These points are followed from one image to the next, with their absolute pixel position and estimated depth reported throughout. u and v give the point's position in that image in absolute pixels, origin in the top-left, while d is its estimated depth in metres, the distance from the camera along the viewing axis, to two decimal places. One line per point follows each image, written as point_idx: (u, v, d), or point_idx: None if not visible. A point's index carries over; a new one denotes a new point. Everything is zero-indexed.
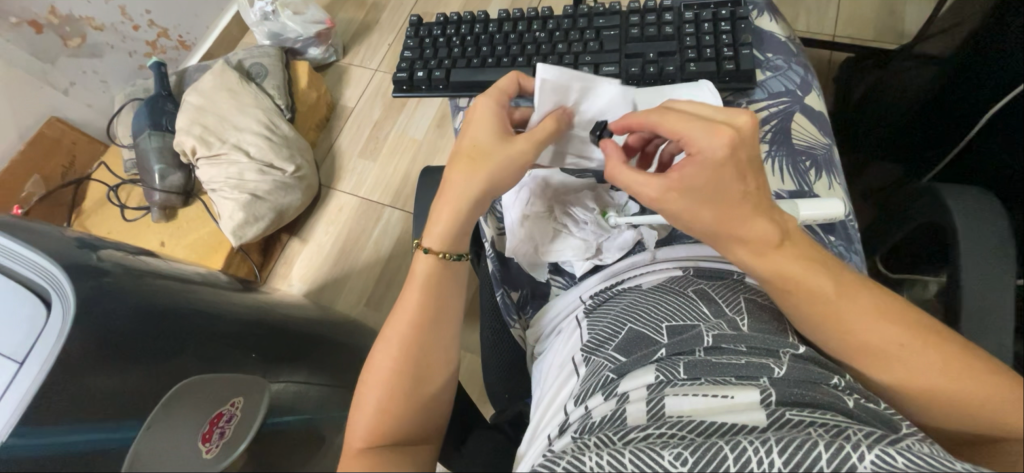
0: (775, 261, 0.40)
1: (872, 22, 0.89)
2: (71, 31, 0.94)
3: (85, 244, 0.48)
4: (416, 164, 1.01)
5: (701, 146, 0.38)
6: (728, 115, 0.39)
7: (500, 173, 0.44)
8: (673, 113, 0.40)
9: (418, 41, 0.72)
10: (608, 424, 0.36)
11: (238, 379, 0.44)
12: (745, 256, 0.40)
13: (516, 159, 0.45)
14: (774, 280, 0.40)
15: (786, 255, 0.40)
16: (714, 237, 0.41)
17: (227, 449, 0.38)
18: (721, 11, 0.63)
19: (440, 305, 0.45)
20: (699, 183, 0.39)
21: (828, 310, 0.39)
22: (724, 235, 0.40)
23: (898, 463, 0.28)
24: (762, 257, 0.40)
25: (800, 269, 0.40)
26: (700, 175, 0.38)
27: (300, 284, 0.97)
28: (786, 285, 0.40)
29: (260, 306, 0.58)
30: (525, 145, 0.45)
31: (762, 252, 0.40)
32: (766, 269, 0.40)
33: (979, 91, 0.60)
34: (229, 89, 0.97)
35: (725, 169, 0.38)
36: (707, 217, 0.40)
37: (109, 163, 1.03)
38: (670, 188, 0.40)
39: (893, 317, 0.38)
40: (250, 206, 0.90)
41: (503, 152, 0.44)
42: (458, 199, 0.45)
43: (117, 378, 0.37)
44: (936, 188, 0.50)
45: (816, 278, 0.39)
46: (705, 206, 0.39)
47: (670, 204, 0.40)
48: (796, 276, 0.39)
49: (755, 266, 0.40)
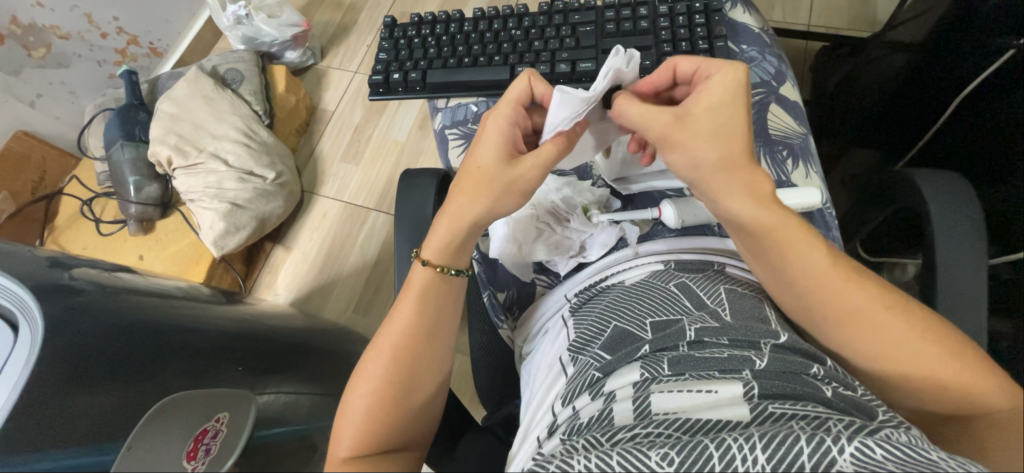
0: (771, 215, 0.39)
1: (847, 10, 0.90)
2: (36, 41, 0.91)
3: (58, 263, 0.47)
4: (400, 166, 0.99)
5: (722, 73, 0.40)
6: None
7: (502, 198, 0.43)
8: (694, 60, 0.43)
9: (393, 42, 0.71)
10: (595, 424, 0.35)
11: (219, 393, 0.42)
12: (744, 207, 0.39)
13: (519, 184, 0.43)
14: (768, 238, 0.39)
15: (780, 210, 0.39)
16: (712, 181, 0.39)
17: (216, 464, 0.35)
18: (695, 4, 0.62)
19: (421, 309, 0.43)
20: (714, 106, 0.38)
21: (817, 283, 0.38)
22: (724, 180, 0.39)
23: (876, 455, 0.28)
24: (762, 209, 0.39)
25: (792, 229, 0.39)
26: (720, 95, 0.38)
27: (286, 293, 0.95)
28: (772, 241, 0.39)
29: (244, 317, 0.57)
30: (531, 172, 0.43)
31: (761, 204, 0.39)
32: (760, 222, 0.39)
33: (949, 75, 0.60)
34: (203, 96, 0.95)
35: (739, 93, 0.39)
36: (711, 147, 0.38)
37: (82, 176, 1.00)
38: (679, 117, 0.39)
39: (880, 294, 0.37)
40: (230, 215, 0.88)
41: (507, 178, 0.42)
42: (460, 216, 0.44)
43: (91, 400, 0.36)
44: (911, 174, 0.50)
45: (807, 241, 0.39)
46: (715, 134, 0.38)
47: (682, 134, 0.39)
48: (779, 232, 0.39)
49: (748, 218, 0.39)
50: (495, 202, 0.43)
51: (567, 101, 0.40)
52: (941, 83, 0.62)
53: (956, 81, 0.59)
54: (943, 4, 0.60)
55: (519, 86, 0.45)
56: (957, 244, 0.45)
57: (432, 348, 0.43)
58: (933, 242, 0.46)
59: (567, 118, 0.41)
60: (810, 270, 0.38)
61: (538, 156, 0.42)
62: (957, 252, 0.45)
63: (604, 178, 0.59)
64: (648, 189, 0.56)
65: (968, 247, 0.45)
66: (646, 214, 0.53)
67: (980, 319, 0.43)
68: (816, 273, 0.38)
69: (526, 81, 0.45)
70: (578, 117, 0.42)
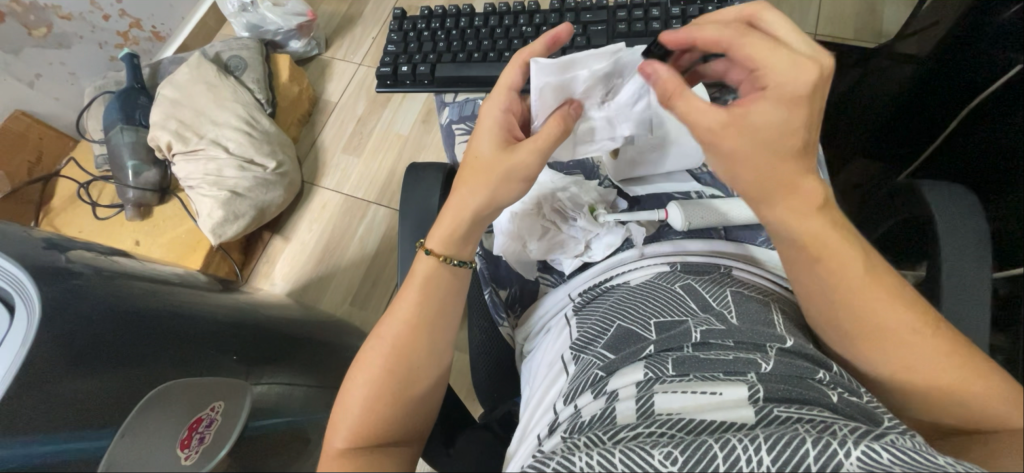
0: (815, 223, 0.38)
1: (853, 20, 0.90)
2: (37, 20, 0.89)
3: (54, 245, 0.46)
4: (402, 160, 0.99)
5: (785, 80, 0.35)
6: (812, 47, 0.36)
7: (504, 186, 0.42)
8: (751, 37, 0.36)
9: (402, 35, 0.70)
10: (597, 423, 0.35)
11: (207, 382, 0.40)
12: (785, 212, 0.38)
13: (518, 170, 0.42)
14: (804, 239, 0.38)
15: (823, 220, 0.38)
16: (759, 192, 0.38)
17: (206, 457, 0.35)
18: (708, 7, 0.62)
19: (424, 302, 0.43)
20: (768, 121, 0.36)
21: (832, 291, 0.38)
22: (768, 190, 0.38)
23: (883, 459, 0.28)
24: (803, 218, 0.38)
25: (829, 234, 0.38)
26: (777, 112, 0.35)
27: (282, 283, 0.94)
28: (813, 247, 0.38)
29: (241, 307, 0.56)
30: (527, 158, 0.41)
31: (808, 211, 0.38)
32: (801, 229, 0.38)
33: (957, 85, 0.60)
34: (206, 82, 0.94)
35: (801, 110, 0.35)
36: (761, 166, 0.37)
37: (79, 159, 0.99)
38: (729, 123, 0.36)
39: (902, 302, 0.37)
40: (229, 203, 0.87)
41: (503, 167, 0.41)
42: (461, 206, 0.43)
43: (86, 382, 0.35)
44: (916, 184, 0.50)
45: (849, 249, 0.38)
46: (768, 150, 0.36)
47: (724, 144, 0.37)
48: (825, 239, 0.38)
49: (793, 227, 0.38)
50: (494, 190, 0.42)
51: (546, 70, 0.41)
52: (947, 95, 0.62)
53: (962, 96, 0.60)
54: (952, 17, 0.60)
55: (510, 71, 0.43)
56: (961, 255, 0.45)
57: (434, 341, 0.42)
58: (938, 252, 0.46)
59: (553, 87, 0.42)
60: (826, 281, 0.38)
61: (536, 140, 0.41)
62: (961, 263, 0.45)
63: (611, 178, 0.59)
64: (654, 192, 0.57)
65: (972, 258, 0.45)
66: (651, 214, 0.53)
67: (983, 329, 0.44)
68: (839, 286, 0.38)
69: (522, 63, 0.43)
70: (561, 88, 0.42)
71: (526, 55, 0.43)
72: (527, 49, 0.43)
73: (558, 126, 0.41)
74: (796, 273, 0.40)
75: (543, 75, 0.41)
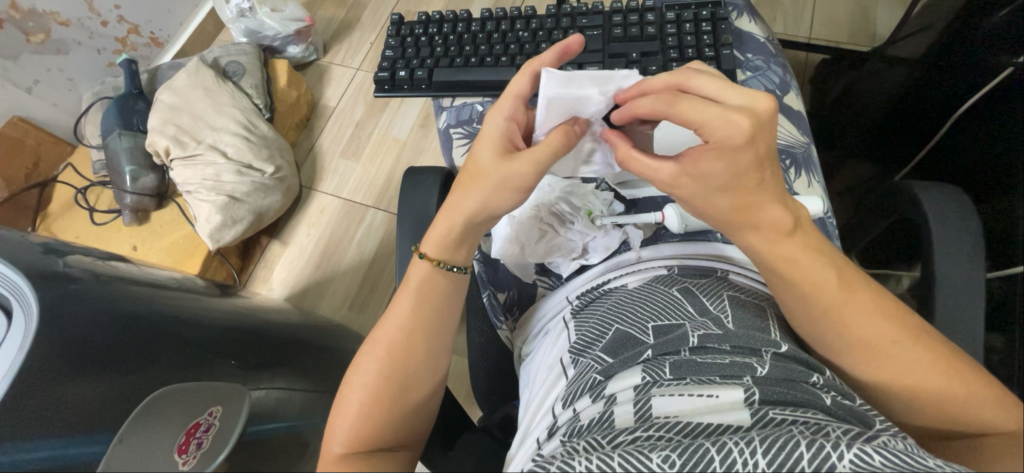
0: (783, 249, 0.39)
1: (846, 24, 0.91)
2: (35, 26, 0.90)
3: (52, 250, 0.46)
4: (400, 165, 0.99)
5: (723, 137, 0.34)
6: (752, 96, 0.35)
7: (496, 194, 0.42)
8: (684, 101, 0.35)
9: (399, 40, 0.71)
10: (596, 427, 0.35)
11: (190, 389, 0.39)
12: (757, 242, 0.39)
13: (513, 179, 0.41)
14: (778, 267, 0.39)
15: (795, 244, 0.39)
16: (726, 224, 0.40)
17: (206, 460, 0.34)
18: (702, 12, 0.63)
19: (420, 307, 0.43)
20: (712, 172, 0.37)
21: (829, 304, 0.38)
22: (737, 222, 0.39)
23: (875, 461, 0.28)
24: (768, 237, 0.39)
25: (807, 261, 0.39)
26: (717, 165, 0.36)
27: (280, 288, 0.94)
28: (787, 273, 0.39)
29: (241, 312, 0.56)
30: (524, 168, 0.41)
31: (775, 240, 0.39)
32: (771, 254, 0.39)
33: (949, 88, 0.60)
34: (204, 87, 0.94)
35: (743, 159, 0.35)
36: (722, 205, 0.38)
37: (77, 164, 0.99)
38: (681, 173, 0.38)
39: (895, 319, 0.38)
40: (226, 208, 0.87)
41: (500, 174, 0.41)
42: (452, 215, 0.44)
43: (78, 391, 0.35)
44: (911, 186, 0.50)
45: (823, 270, 0.39)
46: (719, 193, 0.38)
47: (682, 188, 0.39)
48: (801, 267, 0.39)
49: (763, 252, 0.39)
50: (487, 195, 0.42)
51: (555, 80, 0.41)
52: (938, 93, 0.62)
53: (956, 96, 0.60)
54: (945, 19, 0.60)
55: (520, 80, 0.43)
56: (953, 257, 0.45)
57: (432, 345, 0.42)
58: (933, 256, 0.46)
59: (560, 100, 0.41)
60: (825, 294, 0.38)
61: (535, 152, 0.41)
62: (955, 266, 0.45)
63: (607, 181, 0.59)
64: (649, 195, 0.58)
65: (964, 261, 0.45)
66: (648, 216, 0.53)
67: (976, 331, 0.44)
68: (836, 306, 0.38)
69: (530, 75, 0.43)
70: (565, 104, 0.41)
71: (535, 65, 0.43)
72: (537, 58, 0.43)
73: (560, 140, 0.41)
74: (784, 293, 0.40)
75: (549, 87, 0.41)
